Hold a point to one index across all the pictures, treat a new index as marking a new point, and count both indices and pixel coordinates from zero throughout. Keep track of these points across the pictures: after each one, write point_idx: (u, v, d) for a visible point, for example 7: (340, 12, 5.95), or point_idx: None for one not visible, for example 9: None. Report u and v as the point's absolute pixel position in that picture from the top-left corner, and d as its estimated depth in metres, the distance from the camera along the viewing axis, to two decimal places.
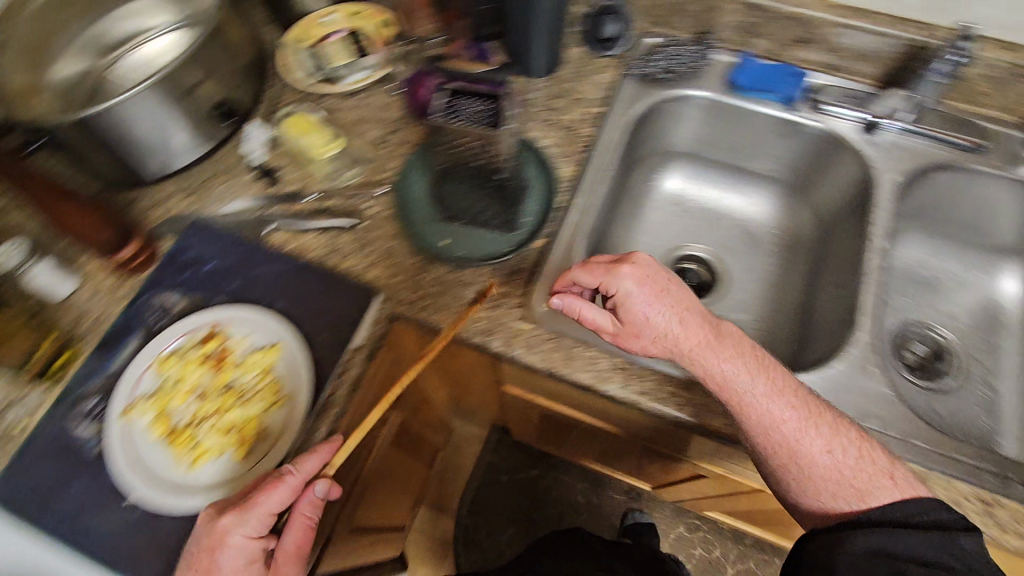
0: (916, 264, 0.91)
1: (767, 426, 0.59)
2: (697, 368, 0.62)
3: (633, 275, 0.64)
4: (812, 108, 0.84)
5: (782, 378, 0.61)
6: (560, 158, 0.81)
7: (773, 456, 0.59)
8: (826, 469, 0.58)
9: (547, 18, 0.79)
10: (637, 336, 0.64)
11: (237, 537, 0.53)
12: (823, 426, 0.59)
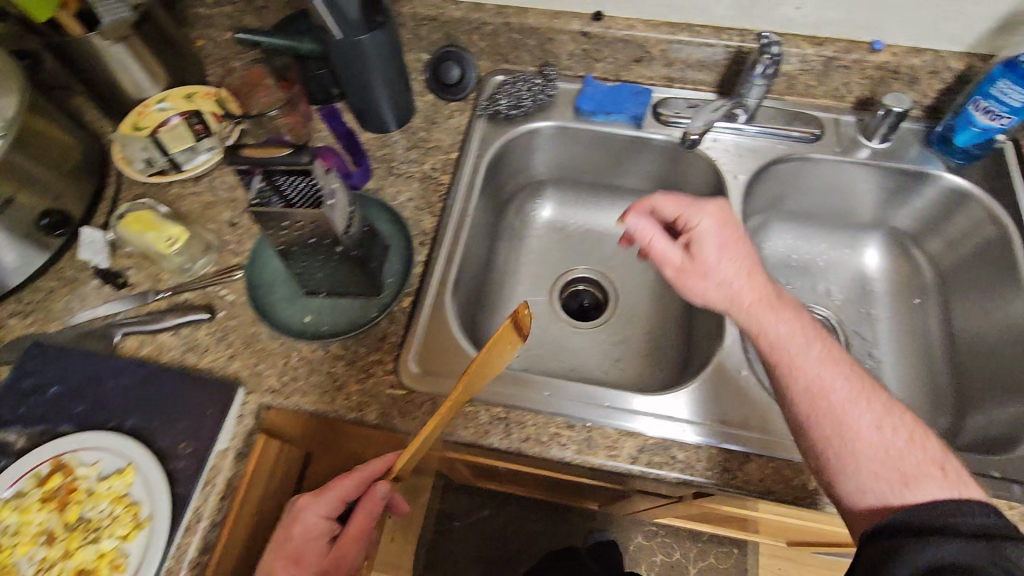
0: (788, 251, 0.93)
1: (814, 391, 0.58)
2: (751, 320, 0.64)
3: (717, 219, 0.68)
4: (661, 123, 0.86)
5: (841, 355, 0.61)
6: (419, 210, 0.80)
7: (816, 426, 0.57)
8: (874, 443, 0.55)
9: (379, 76, 0.79)
10: (698, 280, 0.67)
11: (309, 517, 0.66)
12: (875, 402, 0.57)
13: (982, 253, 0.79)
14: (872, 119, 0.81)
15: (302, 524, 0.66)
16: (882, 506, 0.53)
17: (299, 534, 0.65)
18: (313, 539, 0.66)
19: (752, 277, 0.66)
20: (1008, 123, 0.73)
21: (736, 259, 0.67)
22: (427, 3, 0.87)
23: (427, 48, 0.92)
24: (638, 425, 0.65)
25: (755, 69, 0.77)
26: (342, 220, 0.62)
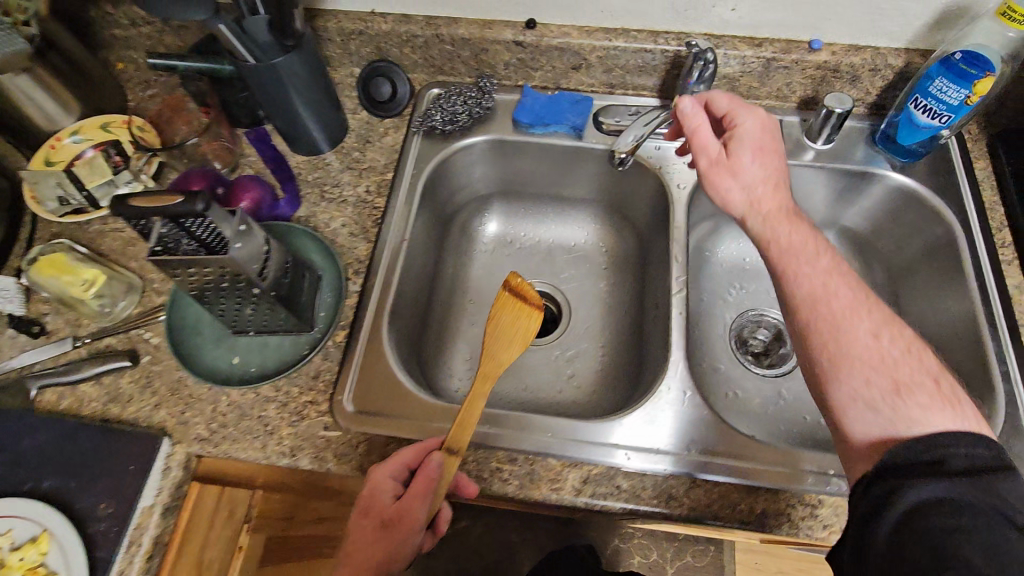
0: (740, 255, 0.94)
1: (816, 296, 0.58)
2: (766, 225, 0.63)
3: (757, 119, 0.66)
4: (603, 133, 0.83)
5: (848, 270, 0.60)
6: (353, 237, 0.77)
7: (814, 330, 0.57)
8: (871, 349, 0.55)
9: (302, 99, 0.75)
10: (723, 177, 0.65)
11: (392, 473, 0.59)
12: (876, 313, 0.57)
13: (931, 253, 0.78)
14: (815, 120, 0.79)
15: (375, 481, 0.59)
16: (873, 411, 0.52)
17: (367, 495, 0.59)
18: (369, 504, 0.59)
19: (776, 185, 0.64)
20: (947, 121, 0.71)
21: (765, 164, 0.65)
22: (353, 16, 0.82)
23: (359, 63, 0.88)
24: (581, 453, 0.63)
25: (691, 76, 0.75)
26: (255, 260, 0.57)
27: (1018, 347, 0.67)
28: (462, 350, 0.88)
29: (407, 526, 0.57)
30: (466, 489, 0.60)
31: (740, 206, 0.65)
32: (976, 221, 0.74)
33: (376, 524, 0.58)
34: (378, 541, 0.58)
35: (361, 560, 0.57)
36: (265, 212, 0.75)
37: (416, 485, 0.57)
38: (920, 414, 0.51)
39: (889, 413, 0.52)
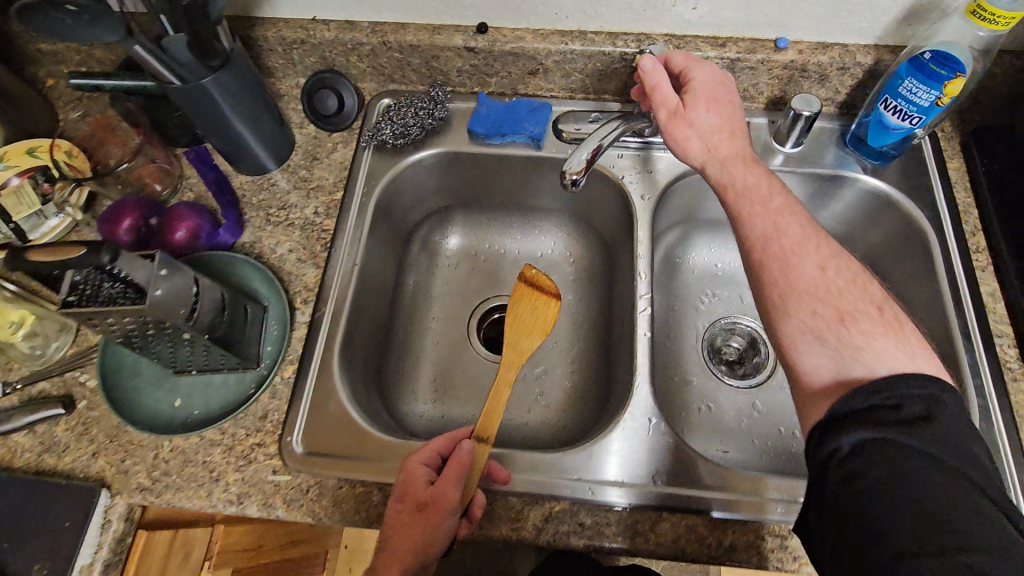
0: (711, 261, 0.90)
1: (766, 234, 0.59)
2: (724, 170, 0.63)
3: (713, 73, 0.66)
4: (564, 142, 0.79)
5: (799, 209, 0.60)
6: (301, 263, 0.73)
7: (763, 265, 0.58)
8: (818, 281, 0.55)
9: (237, 118, 0.70)
10: (682, 128, 0.64)
11: (425, 460, 0.58)
12: (824, 247, 0.57)
13: (903, 259, 0.75)
14: (782, 122, 0.75)
15: (408, 469, 0.58)
16: (821, 342, 0.52)
17: (402, 483, 0.57)
18: (402, 489, 0.57)
19: (732, 131, 0.64)
20: (918, 122, 0.68)
21: (720, 113, 0.65)
22: (292, 25, 0.77)
23: (304, 73, 0.83)
24: (543, 488, 0.61)
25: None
26: (181, 303, 0.53)
27: (991, 360, 0.64)
28: (429, 372, 0.83)
29: (440, 510, 0.55)
30: (499, 473, 0.60)
31: (698, 156, 0.65)
32: (949, 226, 0.72)
33: (411, 511, 0.55)
34: (411, 527, 0.55)
35: (397, 546, 0.54)
36: (205, 240, 0.70)
37: (449, 468, 0.56)
38: (864, 340, 0.51)
39: (834, 342, 0.52)
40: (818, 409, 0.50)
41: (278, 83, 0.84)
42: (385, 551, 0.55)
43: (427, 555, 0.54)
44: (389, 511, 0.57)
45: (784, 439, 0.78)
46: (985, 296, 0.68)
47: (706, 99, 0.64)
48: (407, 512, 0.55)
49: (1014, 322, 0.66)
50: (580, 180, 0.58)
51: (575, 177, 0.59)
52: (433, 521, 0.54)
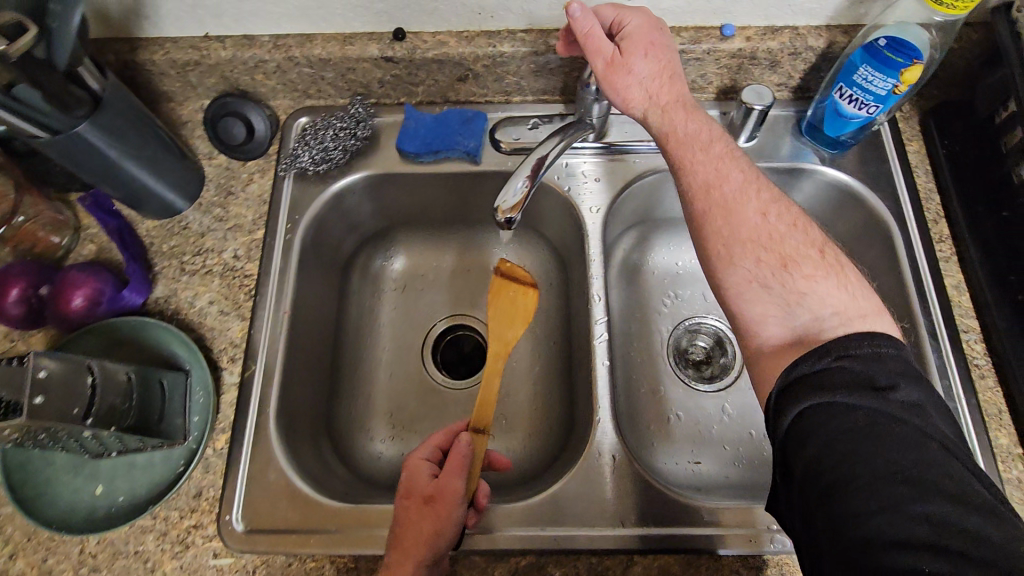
0: (672, 261, 0.85)
1: (709, 182, 0.56)
2: (666, 120, 0.58)
3: (646, 15, 0.59)
4: (504, 154, 0.73)
5: (739, 158, 0.57)
6: (224, 316, 0.66)
7: (707, 215, 0.55)
8: (761, 228, 0.53)
9: (128, 163, 0.61)
10: (622, 78, 0.58)
11: (426, 455, 0.59)
12: (763, 192, 0.55)
13: (867, 250, 0.71)
14: (736, 114, 0.70)
15: (410, 467, 0.58)
16: (767, 290, 0.51)
17: (405, 481, 0.57)
18: (407, 484, 0.56)
19: (673, 79, 0.59)
20: (876, 111, 0.64)
21: (658, 58, 0.58)
22: (182, 45, 0.68)
23: (206, 96, 0.74)
24: (511, 543, 0.58)
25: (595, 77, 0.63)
26: (73, 402, 0.47)
27: (958, 358, 0.63)
28: (383, 410, 0.77)
29: (448, 501, 0.54)
30: (498, 461, 0.64)
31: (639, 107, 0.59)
32: (910, 216, 0.69)
33: (417, 505, 0.55)
34: (418, 522, 0.53)
35: (407, 545, 0.52)
36: (108, 304, 0.62)
37: (451, 459, 0.56)
38: (808, 286, 0.50)
39: (780, 290, 0.51)
40: (768, 362, 0.49)
41: (180, 108, 0.75)
42: (392, 558, 0.52)
43: (437, 555, 0.52)
44: (396, 509, 0.55)
45: (756, 442, 0.74)
46: (950, 289, 0.66)
47: (645, 48, 0.57)
48: (415, 507, 0.54)
49: (980, 316, 0.64)
50: (516, 219, 0.52)
51: (510, 216, 0.52)
52: (443, 511, 0.54)
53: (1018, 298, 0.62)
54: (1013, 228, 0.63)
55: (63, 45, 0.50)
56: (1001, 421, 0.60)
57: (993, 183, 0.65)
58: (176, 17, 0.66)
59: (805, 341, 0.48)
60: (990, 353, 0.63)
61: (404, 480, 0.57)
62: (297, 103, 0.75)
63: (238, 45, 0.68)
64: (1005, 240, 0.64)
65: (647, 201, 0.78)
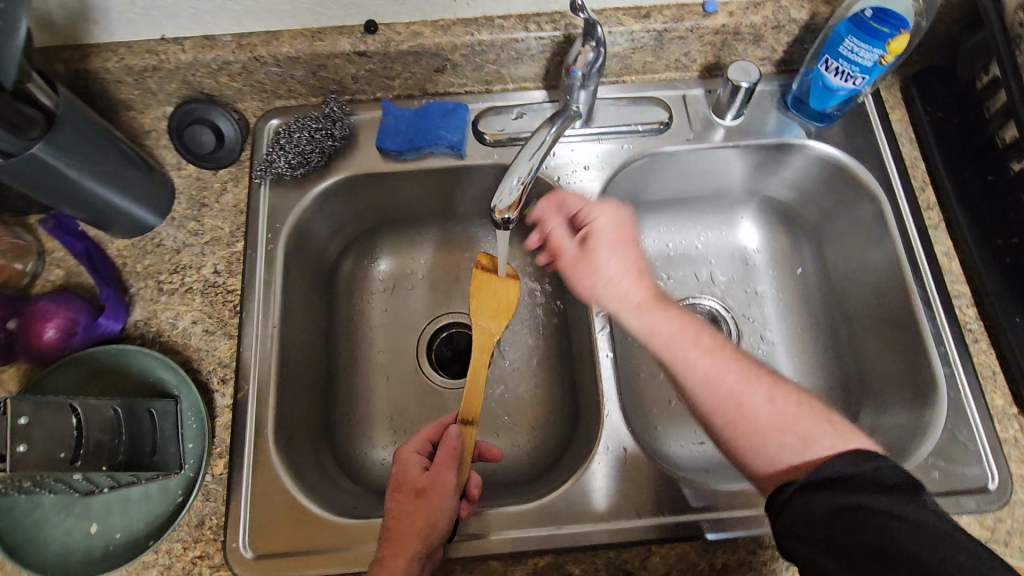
0: (663, 242, 0.83)
1: (711, 374, 0.55)
2: (639, 319, 0.58)
3: (613, 212, 0.62)
4: (488, 146, 0.70)
5: (730, 353, 0.56)
6: (210, 335, 0.63)
7: (722, 414, 0.54)
8: (774, 417, 0.52)
9: (90, 181, 0.57)
10: (590, 276, 0.61)
11: (417, 448, 0.59)
12: (763, 374, 0.55)
13: (857, 219, 0.71)
14: (722, 93, 0.69)
15: (401, 460, 0.58)
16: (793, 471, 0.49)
17: (398, 475, 0.56)
18: (399, 475, 0.56)
19: (640, 276, 0.61)
20: (862, 82, 0.63)
21: (615, 252, 0.61)
22: (138, 49, 0.63)
23: (168, 102, 0.69)
24: (525, 545, 0.57)
25: (580, 63, 0.59)
26: (57, 447, 0.45)
27: (951, 324, 0.64)
28: (383, 418, 0.75)
29: (439, 492, 0.55)
30: (489, 452, 0.63)
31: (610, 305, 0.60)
32: (898, 185, 0.69)
33: (408, 497, 0.54)
34: (411, 514, 0.53)
35: (399, 537, 0.52)
36: (84, 333, 0.59)
37: (442, 451, 0.57)
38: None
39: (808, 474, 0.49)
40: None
41: (141, 117, 0.70)
42: (385, 552, 0.51)
43: (430, 547, 0.52)
44: (387, 503, 0.55)
45: None
46: (941, 256, 0.66)
47: (606, 244, 0.61)
48: (407, 499, 0.54)
49: (970, 281, 0.65)
50: (513, 220, 0.51)
51: (507, 217, 0.51)
52: (434, 504, 0.54)
53: (1006, 261, 0.64)
54: (996, 191, 0.65)
55: (7, 69, 0.46)
56: (995, 382, 0.62)
57: (976, 147, 0.67)
58: (129, 20, 0.61)
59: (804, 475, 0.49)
60: (982, 317, 0.64)
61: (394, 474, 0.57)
62: (267, 105, 0.71)
63: (200, 47, 0.63)
64: (989, 202, 0.65)
65: (637, 183, 0.75)
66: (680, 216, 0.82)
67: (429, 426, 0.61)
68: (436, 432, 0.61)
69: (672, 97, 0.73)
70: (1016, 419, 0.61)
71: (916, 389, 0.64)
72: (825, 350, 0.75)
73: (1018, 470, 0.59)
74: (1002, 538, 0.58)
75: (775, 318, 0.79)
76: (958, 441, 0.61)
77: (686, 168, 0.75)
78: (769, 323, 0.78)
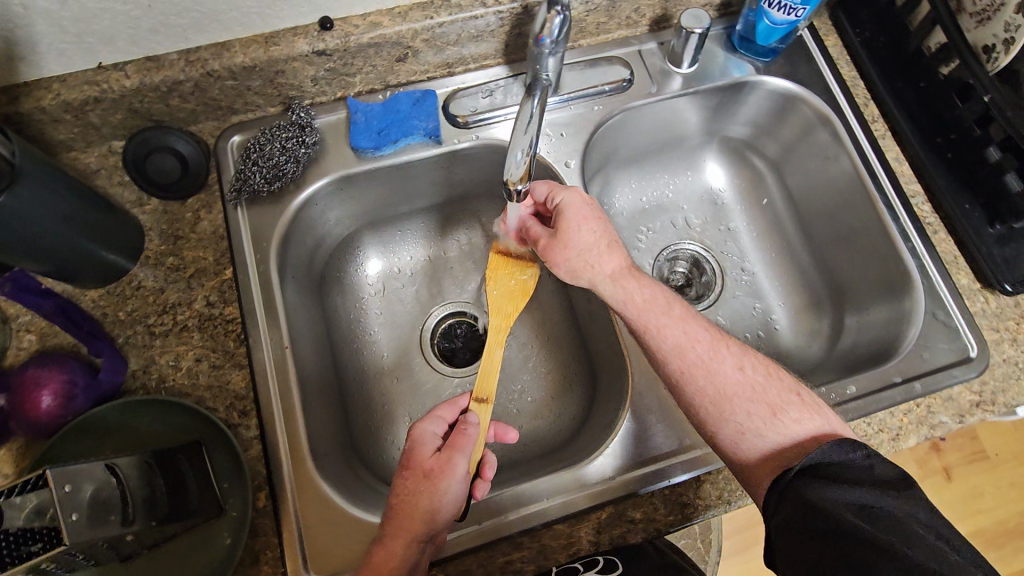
0: (635, 197, 0.85)
1: (680, 344, 0.59)
2: (613, 290, 0.62)
3: (580, 193, 0.63)
4: (463, 128, 0.70)
5: (697, 325, 0.61)
6: (218, 370, 0.60)
7: (692, 382, 0.58)
8: (742, 385, 0.58)
9: (67, 231, 0.54)
10: (562, 253, 0.63)
11: (433, 428, 0.58)
12: (732, 345, 0.60)
13: (811, 143, 0.77)
14: (675, 42, 0.72)
15: (416, 437, 0.57)
16: (763, 440, 0.55)
17: (413, 454, 0.56)
18: (414, 450, 0.56)
19: (610, 247, 0.63)
20: (803, 13, 0.68)
21: (592, 230, 0.63)
22: (75, 82, 0.58)
23: (114, 134, 0.64)
24: (588, 502, 0.59)
25: (547, 31, 0.59)
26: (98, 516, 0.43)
27: (913, 221, 0.71)
28: (404, 418, 0.74)
29: (444, 477, 0.54)
30: (507, 434, 0.63)
31: (583, 279, 0.63)
32: (844, 103, 0.75)
33: (419, 474, 0.55)
34: (417, 493, 0.53)
35: (404, 517, 0.52)
36: (85, 394, 0.55)
37: (456, 437, 0.56)
38: (797, 432, 0.55)
39: (774, 441, 0.55)
40: (763, 478, 0.54)
41: (85, 156, 0.65)
42: (387, 538, 0.52)
43: (430, 529, 0.52)
44: (396, 480, 0.56)
45: (754, 342, 0.79)
46: (892, 162, 0.73)
47: (581, 226, 0.62)
48: (414, 479, 0.54)
49: (920, 179, 0.72)
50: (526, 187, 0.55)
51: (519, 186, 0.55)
52: (433, 488, 0.53)
53: (947, 156, 0.70)
54: (929, 94, 0.71)
55: None
56: (958, 264, 0.69)
57: (907, 58, 0.72)
58: (60, 51, 0.56)
59: (779, 458, 0.54)
60: (935, 211, 0.71)
61: (408, 452, 0.57)
62: (226, 122, 0.68)
63: (146, 71, 0.59)
64: (924, 105, 0.72)
65: (610, 138, 0.77)
66: (650, 166, 0.85)
67: (448, 407, 0.60)
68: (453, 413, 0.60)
69: (627, 53, 0.75)
70: (980, 293, 0.68)
71: (892, 285, 0.71)
72: (799, 272, 0.81)
73: (990, 337, 0.67)
74: (989, 397, 0.65)
75: (751, 247, 0.84)
76: (938, 321, 0.67)
77: (651, 120, 0.78)
78: (747, 252, 0.84)
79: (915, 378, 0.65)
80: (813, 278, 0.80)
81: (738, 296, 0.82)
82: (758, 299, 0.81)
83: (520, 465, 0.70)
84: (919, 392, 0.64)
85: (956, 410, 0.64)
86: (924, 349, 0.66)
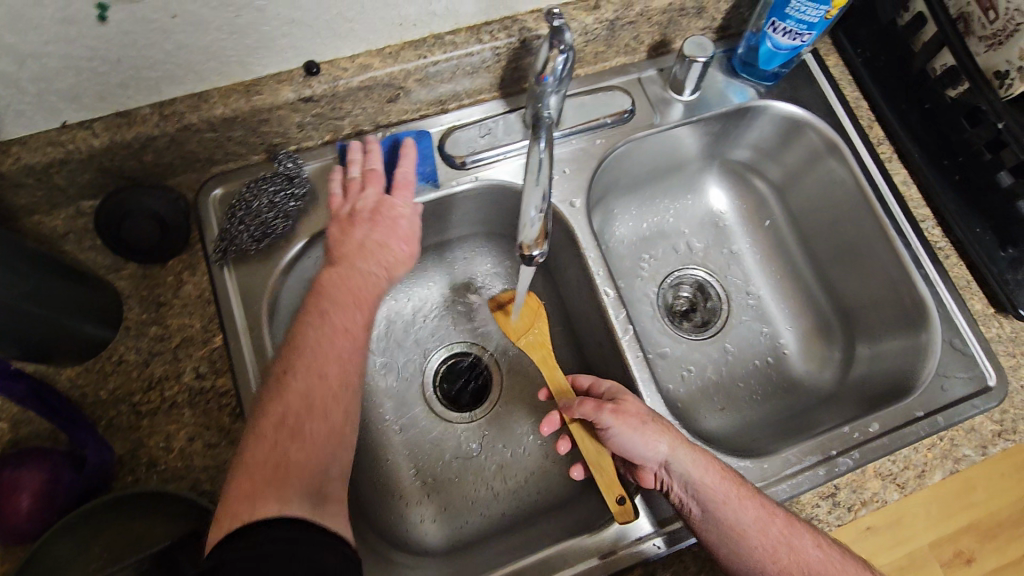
0: (637, 225, 0.82)
1: (760, 520, 0.54)
2: (691, 465, 0.55)
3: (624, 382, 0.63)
4: (460, 169, 0.67)
5: (773, 502, 0.55)
6: (214, 450, 0.55)
7: (774, 558, 0.53)
8: (825, 561, 0.53)
9: (40, 312, 0.49)
10: (634, 436, 0.56)
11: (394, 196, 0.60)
12: (801, 521, 0.56)
13: (818, 168, 0.75)
14: (676, 70, 0.70)
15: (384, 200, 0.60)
16: None
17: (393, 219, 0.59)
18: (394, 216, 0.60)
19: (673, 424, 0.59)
20: (808, 38, 0.66)
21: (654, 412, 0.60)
22: (36, 143, 0.53)
23: (82, 195, 0.59)
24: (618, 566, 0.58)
25: (551, 69, 0.55)
26: None
27: (924, 247, 0.70)
28: (412, 473, 0.70)
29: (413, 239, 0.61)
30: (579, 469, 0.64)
31: (663, 448, 0.56)
32: (849, 127, 0.73)
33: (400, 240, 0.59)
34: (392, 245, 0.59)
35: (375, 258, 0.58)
36: (68, 492, 0.50)
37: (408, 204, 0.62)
38: None
39: None
40: None
41: (50, 220, 0.60)
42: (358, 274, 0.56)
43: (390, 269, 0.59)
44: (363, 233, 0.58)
45: (764, 369, 0.77)
46: (900, 185, 0.72)
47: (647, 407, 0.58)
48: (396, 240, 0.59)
49: (928, 203, 0.71)
50: (541, 252, 0.53)
51: (534, 251, 0.52)
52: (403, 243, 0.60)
53: (955, 179, 0.69)
54: (935, 116, 0.70)
55: None
56: (971, 289, 0.69)
57: (910, 79, 0.71)
58: (18, 112, 0.50)
59: None
60: (945, 234, 0.70)
61: (381, 215, 0.59)
62: (206, 175, 0.63)
63: (114, 128, 0.54)
64: (930, 128, 0.71)
65: (615, 166, 0.74)
66: (652, 191, 0.82)
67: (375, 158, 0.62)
68: (399, 184, 0.61)
69: (625, 82, 0.73)
70: (994, 318, 0.68)
71: (906, 313, 0.69)
72: (810, 298, 0.79)
73: (1007, 363, 0.66)
74: (1010, 426, 0.64)
75: (758, 272, 0.81)
76: (955, 349, 0.66)
77: (655, 148, 0.75)
78: (754, 278, 0.81)
79: (936, 412, 0.64)
80: (824, 306, 0.78)
81: (748, 326, 0.79)
82: (769, 326, 0.79)
83: (540, 518, 0.68)
84: (942, 425, 0.63)
85: (979, 441, 0.64)
86: (943, 379, 0.65)
